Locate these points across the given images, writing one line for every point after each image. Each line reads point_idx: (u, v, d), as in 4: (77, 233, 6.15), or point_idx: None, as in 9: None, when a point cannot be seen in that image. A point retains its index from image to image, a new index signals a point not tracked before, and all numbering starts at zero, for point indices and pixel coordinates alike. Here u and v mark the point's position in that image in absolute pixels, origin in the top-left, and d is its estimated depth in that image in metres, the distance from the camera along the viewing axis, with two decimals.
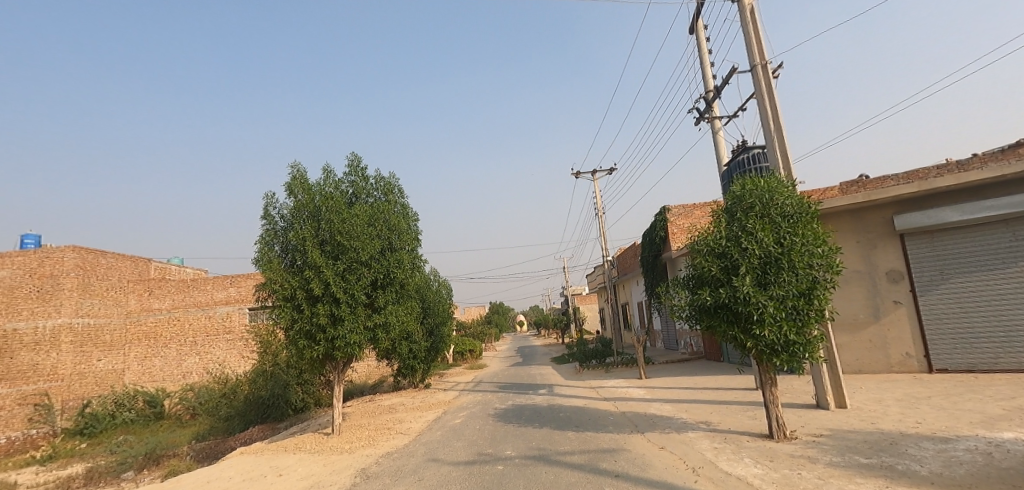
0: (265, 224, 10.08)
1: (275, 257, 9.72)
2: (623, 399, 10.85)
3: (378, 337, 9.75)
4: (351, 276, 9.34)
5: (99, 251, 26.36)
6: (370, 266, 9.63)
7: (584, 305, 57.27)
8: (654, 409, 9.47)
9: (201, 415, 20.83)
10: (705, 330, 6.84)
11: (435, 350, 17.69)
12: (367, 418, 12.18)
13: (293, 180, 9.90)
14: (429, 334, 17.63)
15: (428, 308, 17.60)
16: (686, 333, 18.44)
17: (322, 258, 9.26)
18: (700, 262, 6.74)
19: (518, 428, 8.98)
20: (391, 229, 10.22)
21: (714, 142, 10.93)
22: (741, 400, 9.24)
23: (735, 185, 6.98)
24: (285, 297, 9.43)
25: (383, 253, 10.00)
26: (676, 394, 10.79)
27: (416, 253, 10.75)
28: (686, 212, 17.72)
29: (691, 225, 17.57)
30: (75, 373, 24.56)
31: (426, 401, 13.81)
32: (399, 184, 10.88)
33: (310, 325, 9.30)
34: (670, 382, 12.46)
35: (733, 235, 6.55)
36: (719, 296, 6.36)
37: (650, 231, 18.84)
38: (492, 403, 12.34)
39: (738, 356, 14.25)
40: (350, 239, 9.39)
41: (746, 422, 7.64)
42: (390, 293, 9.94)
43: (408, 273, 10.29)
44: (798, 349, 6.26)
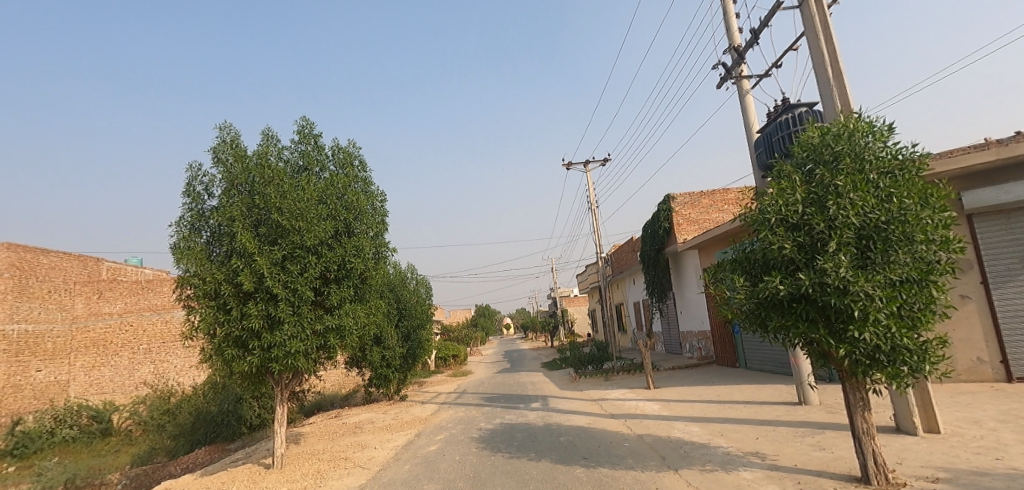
0: (188, 202, 7.91)
1: (198, 242, 7.57)
2: (636, 418, 8.89)
3: (331, 345, 7.67)
4: (294, 266, 7.26)
5: (40, 249, 23.78)
6: (320, 252, 7.58)
7: (573, 307, 55.35)
8: (680, 432, 7.54)
9: (147, 434, 18.41)
10: (769, 333, 4.91)
11: (412, 358, 15.59)
12: (324, 442, 10.04)
13: (221, 144, 7.74)
14: (405, 339, 15.55)
15: (403, 309, 15.50)
16: (692, 335, 16.63)
17: (255, 242, 7.16)
18: (763, 239, 4.82)
19: (509, 461, 6.99)
20: (349, 208, 8.17)
21: (742, 106, 9.11)
22: (789, 420, 7.36)
23: (808, 132, 5.06)
24: (207, 294, 7.31)
25: (338, 238, 7.96)
26: (700, 410, 8.87)
27: (381, 240, 8.73)
28: (693, 200, 15.92)
29: (698, 215, 15.79)
30: (9, 385, 21.90)
31: (399, 419, 11.75)
32: (360, 156, 8.83)
33: (240, 330, 7.21)
34: (686, 394, 10.53)
35: (814, 199, 4.63)
36: (798, 285, 4.44)
37: (652, 222, 16.96)
38: (477, 421, 10.31)
39: (758, 363, 12.46)
40: (292, 217, 7.30)
41: (813, 454, 5.73)
42: (346, 288, 7.88)
43: (370, 264, 8.25)
44: (910, 359, 4.35)
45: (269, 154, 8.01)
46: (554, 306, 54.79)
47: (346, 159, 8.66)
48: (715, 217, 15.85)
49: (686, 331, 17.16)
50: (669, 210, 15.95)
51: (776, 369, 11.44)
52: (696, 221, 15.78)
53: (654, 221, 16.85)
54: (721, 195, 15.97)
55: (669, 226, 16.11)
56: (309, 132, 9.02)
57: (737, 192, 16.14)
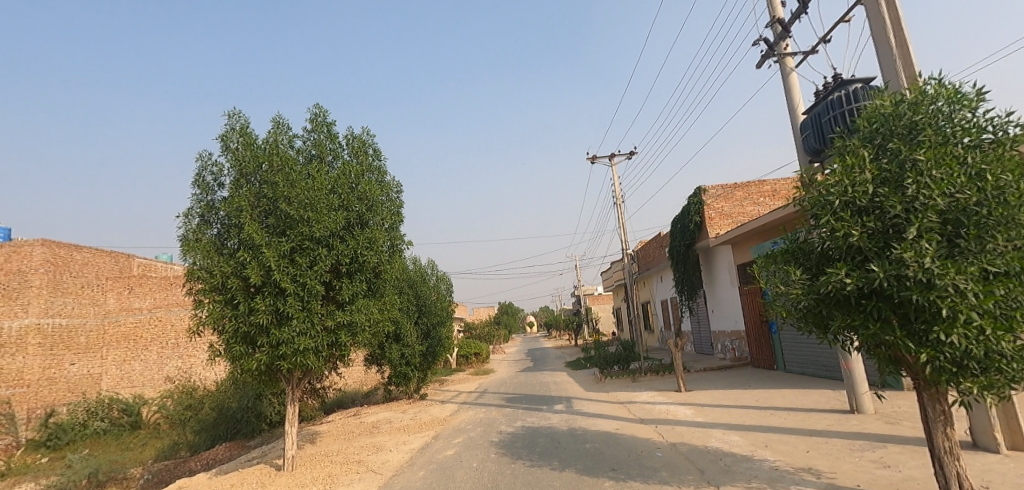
0: (196, 192, 7.57)
1: (206, 234, 7.20)
2: (668, 424, 8.26)
3: (342, 343, 7.25)
4: (303, 259, 6.85)
5: (73, 245, 24.32)
6: (331, 244, 7.17)
7: (597, 306, 54.41)
8: (718, 442, 6.90)
9: (172, 428, 18.49)
10: (831, 334, 4.26)
11: (432, 356, 15.21)
12: (339, 442, 9.69)
13: (229, 131, 7.37)
14: (425, 336, 15.15)
15: (423, 306, 15.08)
16: (724, 335, 15.83)
17: (262, 234, 6.77)
18: (825, 225, 4.16)
19: (532, 470, 6.46)
20: (362, 198, 7.74)
21: (785, 86, 8.36)
22: (842, 431, 6.63)
23: (877, 102, 4.36)
24: (214, 288, 6.96)
25: (350, 230, 7.53)
26: (738, 416, 8.19)
27: (396, 232, 8.28)
28: (726, 192, 15.07)
29: (732, 209, 14.95)
30: (43, 378, 22.32)
31: (418, 419, 11.35)
32: (373, 143, 8.38)
33: (248, 326, 6.86)
34: (722, 399, 9.83)
35: (888, 178, 3.96)
36: (870, 277, 3.78)
37: (683, 216, 16.14)
38: (498, 423, 9.81)
39: (799, 367, 11.66)
40: (302, 206, 6.89)
41: (876, 473, 5.05)
42: (359, 282, 7.46)
43: (384, 257, 7.81)
44: (1008, 366, 3.65)
45: (279, 142, 7.62)
46: (579, 303, 53.98)
47: (359, 146, 8.22)
48: (749, 210, 14.98)
49: (718, 330, 16.36)
50: (700, 203, 15.14)
51: (820, 373, 10.64)
52: (730, 215, 14.93)
53: (683, 215, 16.05)
54: (756, 187, 15.09)
55: (700, 220, 15.28)
56: (322, 120, 8.63)
57: (774, 183, 15.22)
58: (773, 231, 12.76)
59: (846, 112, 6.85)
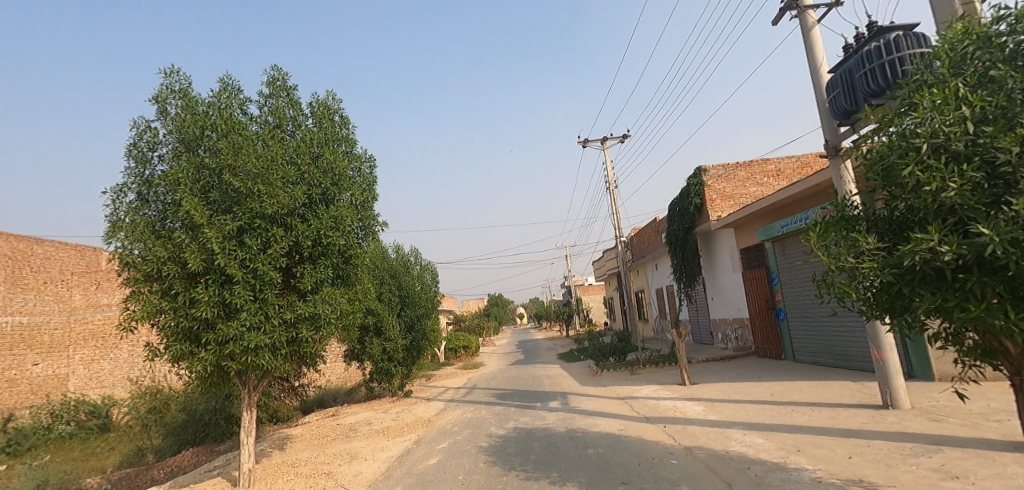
0: (129, 164, 6.44)
1: (141, 214, 6.09)
2: (678, 423, 7.36)
3: (302, 338, 6.22)
4: (252, 240, 5.78)
5: (34, 238, 22.57)
6: (288, 224, 6.12)
7: (587, 296, 53.70)
8: (740, 444, 5.99)
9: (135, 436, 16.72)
10: (907, 319, 3.34)
11: (416, 351, 14.19)
12: (309, 450, 8.65)
13: (165, 92, 6.26)
14: (408, 329, 14.10)
15: (407, 298, 14.00)
16: (725, 323, 15.07)
17: (205, 212, 5.69)
18: (905, 179, 3.21)
19: (526, 483, 5.50)
20: (326, 171, 6.65)
21: (806, 44, 7.47)
22: (881, 432, 5.78)
23: (966, 24, 3.40)
24: (149, 276, 5.88)
25: (312, 207, 6.48)
26: (756, 414, 7.31)
27: (368, 211, 7.23)
28: (727, 173, 14.19)
29: (734, 190, 14.09)
30: (4, 380, 20.42)
31: (400, 420, 10.36)
32: (341, 108, 7.28)
33: (191, 320, 5.82)
34: (732, 393, 8.98)
35: (992, 114, 3.01)
36: (976, 244, 2.83)
37: (681, 198, 15.24)
38: (487, 425, 8.84)
39: (810, 356, 10.90)
40: (251, 179, 5.82)
41: (944, 486, 4.17)
42: (324, 269, 6.42)
43: (353, 239, 6.76)
44: None
45: (228, 106, 6.52)
46: (568, 294, 53.12)
47: (324, 111, 7.13)
48: (752, 191, 14.12)
49: (718, 318, 15.60)
50: (700, 184, 14.24)
51: (837, 362, 9.87)
52: (731, 197, 14.06)
53: (682, 197, 15.14)
54: (759, 167, 14.23)
55: (700, 202, 14.39)
56: (281, 84, 7.51)
57: (778, 163, 14.33)
58: (781, 210, 11.80)
59: (886, 63, 5.88)
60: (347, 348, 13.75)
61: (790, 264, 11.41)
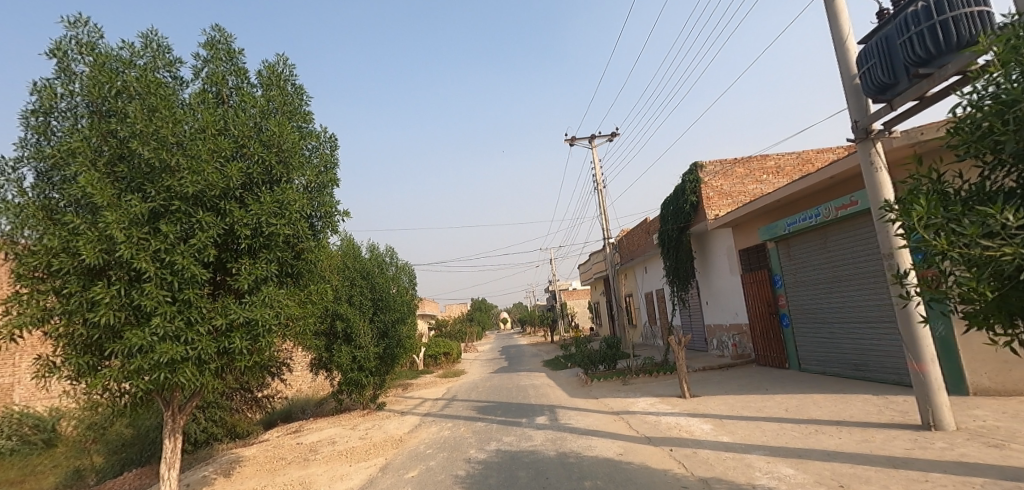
0: (23, 133, 5.20)
1: (38, 195, 4.88)
2: (686, 447, 6.34)
3: (235, 350, 5.04)
4: (169, 226, 4.60)
5: None
6: (218, 207, 4.97)
7: (572, 301, 52.79)
8: (767, 476, 4.99)
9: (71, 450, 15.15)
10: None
11: (390, 359, 13.01)
12: (258, 478, 7.43)
13: (68, 44, 5.06)
14: (382, 336, 12.89)
15: (380, 301, 12.79)
16: (722, 330, 14.19)
17: (108, 190, 4.52)
18: None
19: None
20: (270, 146, 5.49)
21: (829, 12, 6.59)
22: (935, 461, 4.84)
23: None
24: (39, 271, 4.66)
25: (252, 190, 5.36)
26: (775, 436, 6.34)
27: (324, 197, 6.08)
28: (725, 169, 13.34)
29: (732, 187, 13.22)
30: None
31: (368, 440, 9.19)
32: (293, 76, 6.15)
33: (93, 327, 4.66)
34: (741, 409, 8.02)
35: None
36: None
37: (675, 196, 14.34)
38: (466, 446, 7.73)
39: (819, 366, 10.04)
40: (171, 151, 4.68)
41: None
42: (265, 264, 5.27)
43: (303, 229, 5.61)
44: None
45: (151, 66, 5.36)
46: (552, 299, 52.15)
47: (272, 76, 5.95)
48: (751, 189, 13.26)
49: (713, 324, 14.75)
50: (696, 181, 13.37)
51: (852, 373, 9.02)
52: (729, 195, 13.18)
53: (677, 195, 14.24)
54: (758, 163, 13.36)
55: (696, 200, 13.48)
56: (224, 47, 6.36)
57: (778, 159, 13.44)
58: (785, 208, 10.83)
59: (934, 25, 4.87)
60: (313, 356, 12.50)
61: (796, 267, 10.54)
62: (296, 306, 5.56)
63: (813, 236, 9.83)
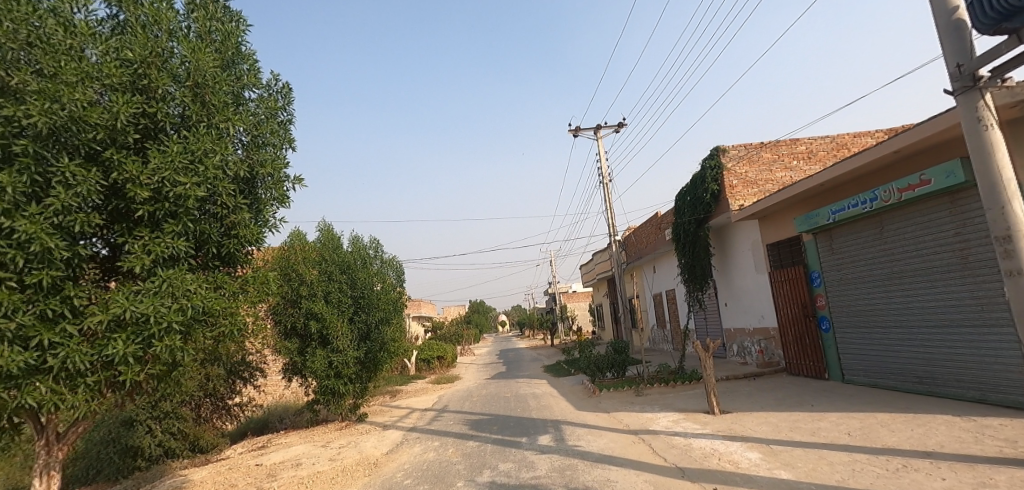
0: None
1: None
2: (736, 485, 4.89)
3: (120, 360, 3.58)
4: (11, 176, 3.19)
5: None
6: (101, 158, 3.63)
7: (572, 304, 51.35)
8: None
9: None
10: None
11: (373, 364, 11.54)
12: None
13: None
14: (363, 339, 11.38)
15: (361, 299, 11.33)
16: (745, 335, 12.73)
17: None
18: None
19: None
20: (184, 79, 4.05)
21: None
22: None
23: None
24: None
25: (157, 137, 3.95)
26: (851, 472, 4.90)
27: (264, 157, 4.69)
28: (750, 154, 11.91)
29: (759, 174, 11.80)
30: None
31: (339, 463, 7.74)
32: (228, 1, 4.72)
33: None
34: (789, 431, 6.57)
35: None
36: None
37: (693, 185, 12.92)
38: (453, 475, 6.28)
39: (868, 379, 8.63)
40: (24, 72, 3.34)
41: None
42: (173, 240, 3.82)
43: (227, 193, 4.19)
44: None
45: None
46: (552, 301, 50.72)
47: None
48: (780, 177, 11.84)
49: (734, 328, 13.31)
50: (719, 168, 11.97)
51: (914, 387, 7.61)
52: (755, 183, 11.76)
53: (695, 184, 12.83)
54: (789, 147, 11.90)
55: (718, 189, 12.06)
56: None
57: (810, 142, 11.93)
58: (826, 194, 9.42)
59: None
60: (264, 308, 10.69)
61: (839, 262, 9.14)
62: (216, 299, 4.10)
63: (864, 226, 8.43)
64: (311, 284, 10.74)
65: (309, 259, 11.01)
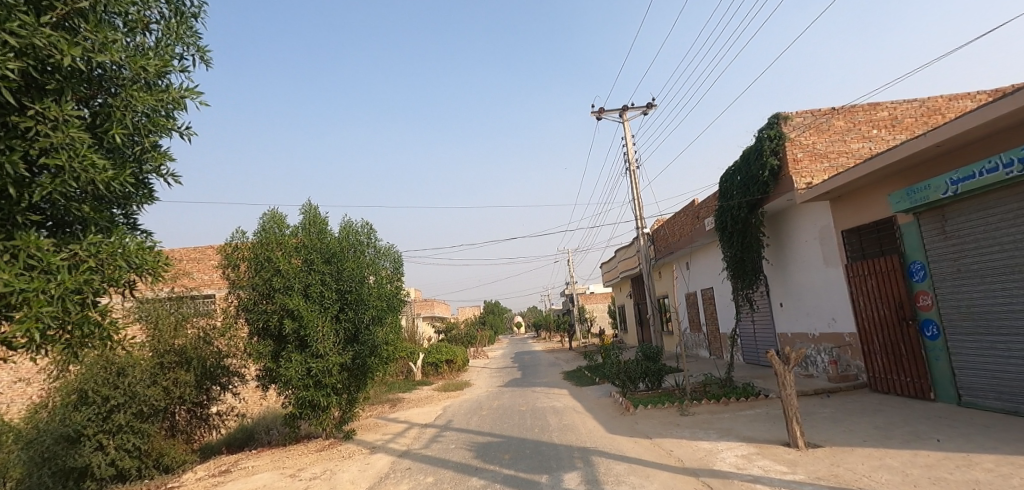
0: None
1: None
2: None
3: None
4: None
5: None
6: None
7: (590, 305, 49.36)
8: None
9: None
10: None
11: (362, 372, 9.72)
12: None
13: None
14: (350, 341, 9.53)
15: (349, 294, 9.41)
16: (809, 342, 10.61)
17: None
18: None
19: None
20: None
21: None
22: None
23: None
24: None
25: None
26: None
27: (114, 47, 3.20)
28: (818, 121, 9.83)
29: (830, 146, 9.73)
30: None
31: None
32: None
33: None
34: (931, 486, 4.54)
35: None
36: None
37: (746, 162, 10.86)
38: None
39: (999, 402, 6.55)
40: None
41: None
42: None
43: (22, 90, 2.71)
44: None
45: None
46: (570, 302, 48.65)
47: None
48: (855, 149, 9.76)
49: (794, 334, 11.21)
50: (780, 139, 9.91)
51: None
52: (825, 157, 9.70)
53: (748, 161, 10.78)
54: (867, 113, 9.76)
55: (778, 164, 10.01)
56: None
57: (892, 108, 9.78)
58: (929, 165, 7.39)
59: None
60: (224, 276, 9.36)
61: (956, 249, 7.07)
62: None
63: (1002, 198, 6.40)
64: (286, 275, 8.97)
65: (286, 246, 9.25)
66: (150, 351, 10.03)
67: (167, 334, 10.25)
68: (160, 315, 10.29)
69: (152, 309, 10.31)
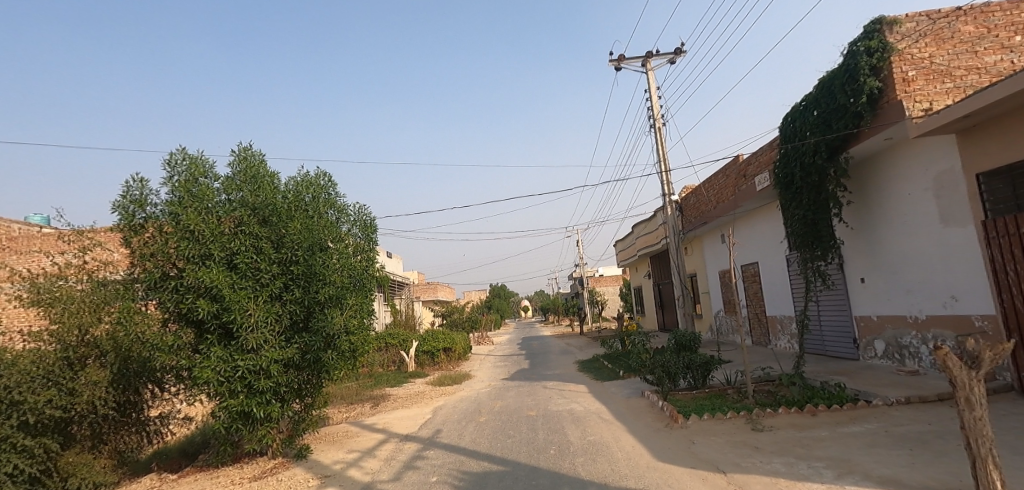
0: None
1: None
2: None
3: None
4: None
5: None
6: None
7: (600, 288, 46.95)
8: None
9: None
10: None
11: (318, 370, 7.29)
12: None
13: None
14: (302, 329, 7.09)
15: (296, 266, 6.92)
16: (913, 328, 8.04)
17: None
18: None
19: None
20: None
21: None
22: None
23: None
24: None
25: None
26: None
27: None
28: (937, 27, 7.15)
29: (954, 59, 7.09)
30: None
31: None
32: None
33: None
34: None
35: None
36: None
37: (829, 92, 8.17)
38: None
39: None
40: None
41: None
42: None
43: None
44: None
45: None
46: (579, 286, 46.19)
47: None
48: (988, 64, 7.13)
49: (885, 316, 8.65)
50: (886, 53, 7.16)
51: None
52: (948, 74, 7.05)
53: (832, 89, 8.10)
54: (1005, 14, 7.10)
55: (879, 89, 7.32)
56: None
57: None
58: None
59: None
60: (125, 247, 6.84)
61: None
62: None
63: None
64: (203, 240, 6.51)
65: (208, 201, 6.77)
66: (55, 345, 7.44)
67: (82, 320, 7.73)
68: (59, 295, 7.77)
69: (50, 290, 7.82)
